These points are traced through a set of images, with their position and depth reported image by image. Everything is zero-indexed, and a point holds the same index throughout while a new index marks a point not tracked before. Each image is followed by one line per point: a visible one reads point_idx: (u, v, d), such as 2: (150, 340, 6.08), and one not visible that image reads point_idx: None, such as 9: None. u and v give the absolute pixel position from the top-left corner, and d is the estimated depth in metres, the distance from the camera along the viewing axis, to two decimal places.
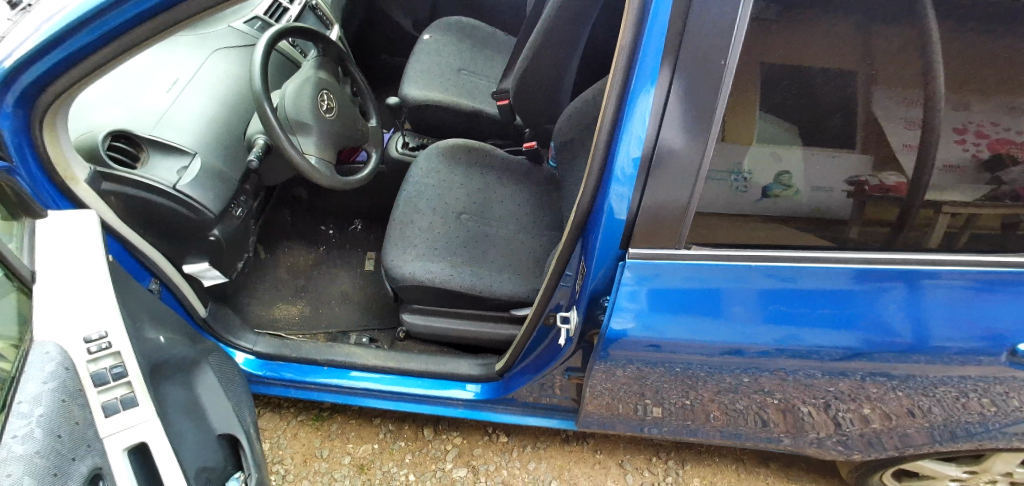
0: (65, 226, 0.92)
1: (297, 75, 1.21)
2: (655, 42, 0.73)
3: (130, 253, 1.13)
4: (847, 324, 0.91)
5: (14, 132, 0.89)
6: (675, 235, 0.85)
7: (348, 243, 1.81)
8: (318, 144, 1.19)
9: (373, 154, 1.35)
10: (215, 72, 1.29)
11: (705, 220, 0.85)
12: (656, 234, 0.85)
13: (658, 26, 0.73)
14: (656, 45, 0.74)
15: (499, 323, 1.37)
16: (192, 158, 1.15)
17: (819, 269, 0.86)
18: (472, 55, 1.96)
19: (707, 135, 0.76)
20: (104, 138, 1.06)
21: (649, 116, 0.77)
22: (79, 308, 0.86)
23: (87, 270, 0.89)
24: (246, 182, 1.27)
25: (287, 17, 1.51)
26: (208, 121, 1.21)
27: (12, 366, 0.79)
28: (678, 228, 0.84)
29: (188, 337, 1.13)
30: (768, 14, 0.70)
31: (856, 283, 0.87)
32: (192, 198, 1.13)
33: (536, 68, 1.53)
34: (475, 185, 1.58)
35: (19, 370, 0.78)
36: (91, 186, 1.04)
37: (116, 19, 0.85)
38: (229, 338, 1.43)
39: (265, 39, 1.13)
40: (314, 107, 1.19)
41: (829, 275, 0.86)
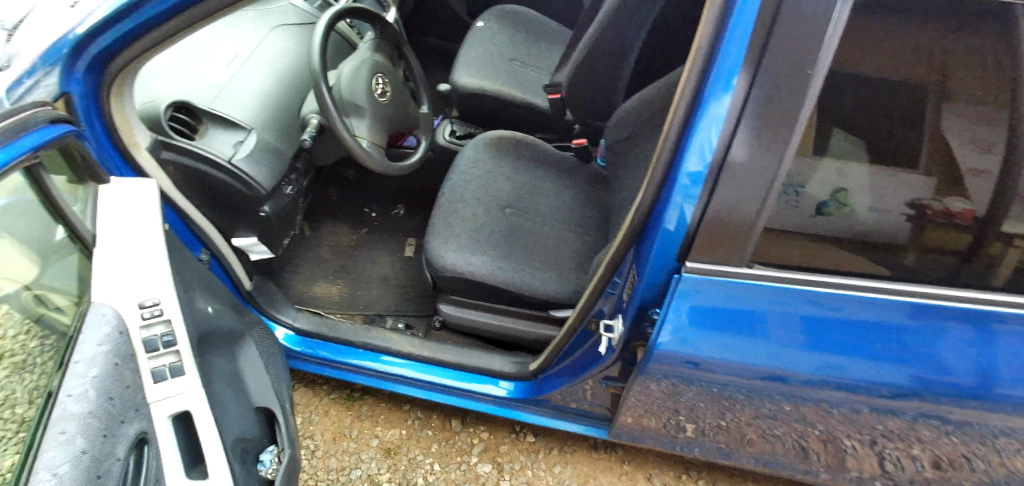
0: (126, 195, 0.95)
1: (353, 57, 1.20)
2: (735, 48, 0.69)
3: (186, 224, 1.16)
4: (895, 358, 0.85)
5: (84, 97, 0.91)
6: (740, 252, 0.80)
7: (389, 228, 1.82)
8: (370, 127, 1.18)
9: (423, 140, 1.34)
10: (274, 49, 1.30)
11: (771, 237, 0.81)
12: (719, 249, 0.80)
13: (740, 28, 0.68)
14: (737, 47, 0.69)
15: (537, 322, 1.36)
16: (247, 133, 1.17)
17: (877, 302, 0.80)
18: (526, 46, 1.93)
19: (785, 150, 0.72)
20: (167, 108, 1.08)
21: (723, 123, 0.72)
22: (134, 275, 0.88)
23: (143, 238, 0.92)
24: (299, 161, 1.28)
25: None
26: (265, 97, 1.22)
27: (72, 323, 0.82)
28: (743, 245, 0.80)
29: (233, 310, 1.15)
30: (864, 21, 0.65)
31: (913, 320, 0.81)
32: (246, 174, 1.14)
33: (593, 62, 1.50)
34: (520, 179, 1.56)
35: (79, 329, 0.81)
36: (151, 154, 1.06)
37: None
38: (271, 312, 1.46)
39: (325, 19, 1.13)
40: (368, 90, 1.19)
41: (886, 309, 0.80)
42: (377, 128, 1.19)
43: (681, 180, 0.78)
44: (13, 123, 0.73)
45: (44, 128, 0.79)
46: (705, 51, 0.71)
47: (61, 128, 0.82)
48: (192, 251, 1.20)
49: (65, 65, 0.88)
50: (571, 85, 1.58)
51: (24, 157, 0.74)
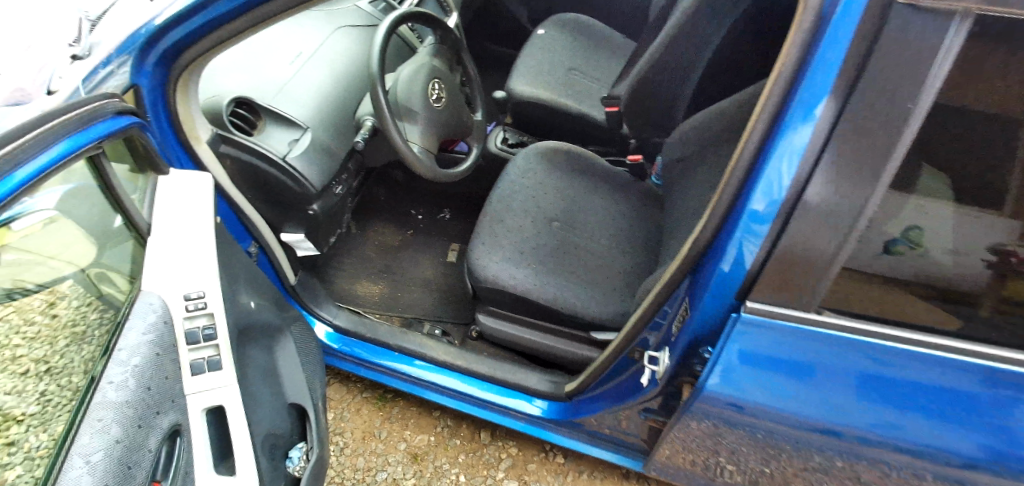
0: (179, 186, 0.96)
1: (412, 61, 1.19)
2: (818, 75, 0.63)
3: (239, 218, 1.19)
4: (971, 427, 0.76)
5: (152, 90, 0.94)
6: (810, 295, 0.73)
7: (434, 231, 1.81)
8: (422, 133, 1.17)
9: (475, 147, 1.32)
10: (336, 50, 1.31)
11: (846, 280, 0.73)
12: (787, 290, 0.74)
13: (829, 52, 0.62)
14: (824, 73, 0.63)
15: (575, 342, 1.32)
16: (303, 132, 1.18)
17: (956, 365, 0.71)
18: (585, 56, 1.89)
19: (872, 190, 0.64)
20: (228, 103, 1.09)
21: (801, 155, 0.66)
22: (183, 266, 0.90)
23: (194, 231, 0.93)
24: (350, 162, 1.29)
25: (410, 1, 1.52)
26: (323, 97, 1.23)
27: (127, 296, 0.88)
28: (812, 289, 0.73)
29: (274, 305, 1.16)
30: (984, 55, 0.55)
31: (997, 389, 0.72)
32: (298, 172, 1.15)
33: (654, 77, 1.45)
34: (569, 192, 1.51)
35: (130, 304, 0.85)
36: (210, 147, 1.08)
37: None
38: (312, 308, 1.48)
39: (387, 23, 1.12)
40: (423, 95, 1.17)
41: (966, 374, 0.72)
42: (428, 133, 1.18)
43: (749, 214, 0.72)
44: (78, 116, 0.75)
45: (109, 121, 0.80)
46: (785, 76, 0.65)
47: (127, 120, 0.84)
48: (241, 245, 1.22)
49: (137, 58, 0.90)
50: (630, 99, 1.53)
51: (87, 148, 0.75)
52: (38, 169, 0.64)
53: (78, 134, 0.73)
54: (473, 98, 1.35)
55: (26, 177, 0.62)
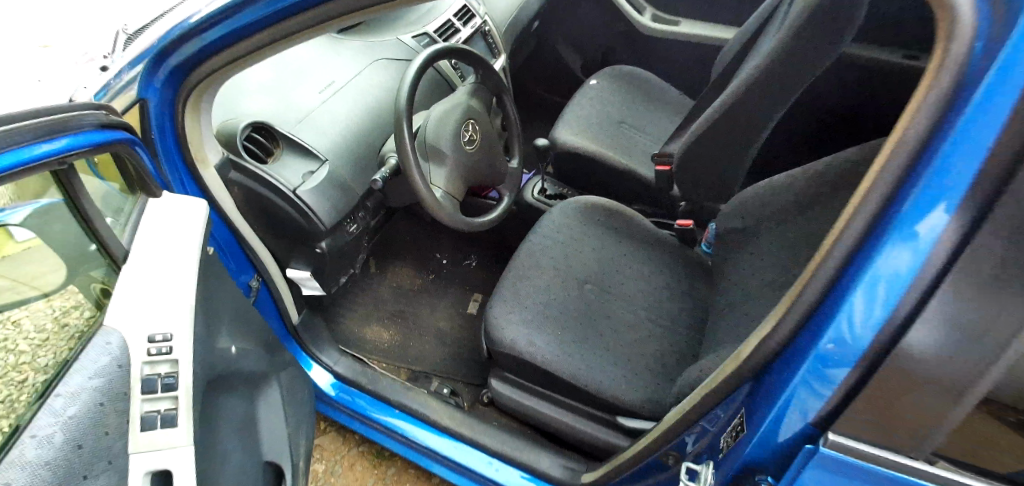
0: (170, 210, 0.87)
1: (448, 99, 1.09)
2: (946, 183, 0.46)
3: (240, 245, 1.09)
4: None
5: (159, 105, 0.85)
6: (921, 437, 0.55)
7: (456, 278, 1.69)
8: (448, 177, 1.05)
9: (505, 197, 1.19)
10: (370, 81, 1.23)
11: (972, 426, 0.54)
12: (894, 429, 0.55)
13: (965, 147, 0.45)
14: (958, 175, 0.46)
15: (598, 424, 1.15)
16: (320, 165, 1.07)
17: None
18: (638, 109, 1.77)
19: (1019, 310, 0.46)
20: (244, 128, 1.00)
21: (895, 298, 0.51)
22: (155, 305, 0.79)
23: (175, 263, 0.82)
24: (368, 201, 1.18)
25: (457, 38, 1.43)
26: (348, 129, 1.14)
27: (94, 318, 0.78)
28: (929, 432, 0.54)
29: (263, 350, 1.04)
30: None
31: None
32: (308, 206, 1.04)
33: (714, 138, 1.30)
34: (607, 253, 1.36)
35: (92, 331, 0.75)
36: (217, 171, 0.98)
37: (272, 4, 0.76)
38: (312, 351, 1.35)
39: (424, 57, 1.02)
40: (455, 136, 1.06)
41: None
42: (454, 177, 1.06)
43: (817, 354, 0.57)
44: (70, 117, 0.65)
45: (104, 132, 0.70)
46: (911, 151, 0.48)
47: (123, 134, 0.74)
48: (240, 291, 1.11)
49: (149, 70, 0.81)
50: (684, 159, 1.39)
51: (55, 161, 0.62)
52: (21, 158, 0.55)
53: (68, 138, 0.63)
54: (511, 142, 1.23)
55: (46, 153, 0.59)
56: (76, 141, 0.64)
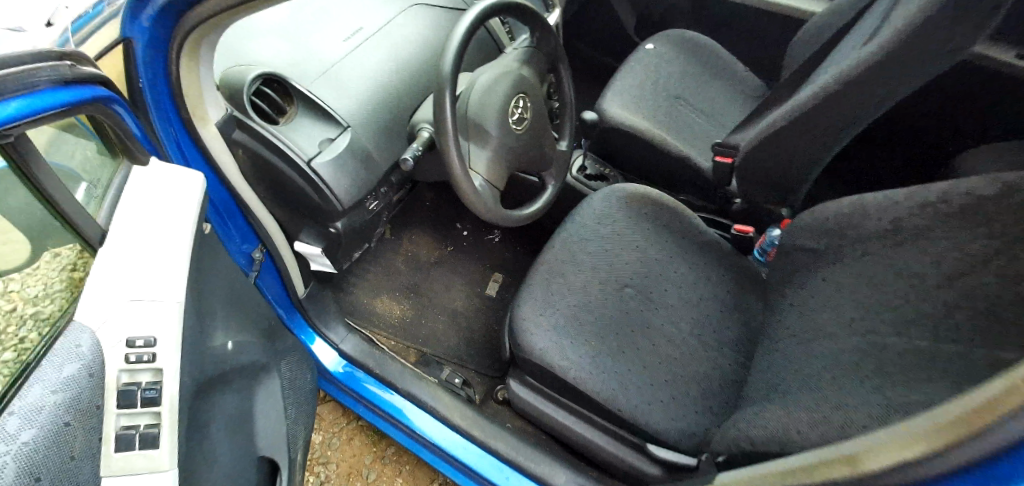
0: (154, 175, 0.72)
1: (496, 66, 0.91)
2: None
3: (243, 214, 0.95)
4: None
5: (147, 51, 0.68)
6: None
7: (477, 252, 1.55)
8: (490, 162, 0.89)
9: (551, 187, 1.03)
10: (406, 30, 1.02)
11: None
12: None
13: None
14: None
15: (625, 448, 1.04)
16: (341, 132, 0.90)
17: None
18: (696, 84, 1.60)
19: None
20: (252, 81, 0.83)
21: None
22: (137, 302, 0.65)
23: (162, 249, 0.68)
24: (392, 175, 1.00)
25: None
26: (376, 90, 0.95)
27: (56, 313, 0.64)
28: None
29: (264, 338, 0.92)
30: None
31: None
32: (321, 178, 0.87)
33: (792, 134, 1.15)
34: (651, 254, 1.23)
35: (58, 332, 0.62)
36: (220, 131, 0.82)
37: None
38: (318, 327, 1.24)
39: (474, 13, 0.83)
40: (501, 114, 0.89)
41: None
42: (497, 164, 0.90)
43: None
44: (16, 72, 0.46)
45: (66, 87, 0.52)
46: None
47: (96, 91, 0.56)
48: (240, 266, 0.99)
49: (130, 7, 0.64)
50: (752, 152, 1.23)
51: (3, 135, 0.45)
52: None
53: (15, 101, 0.45)
54: (560, 120, 1.05)
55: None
56: (27, 105, 0.46)
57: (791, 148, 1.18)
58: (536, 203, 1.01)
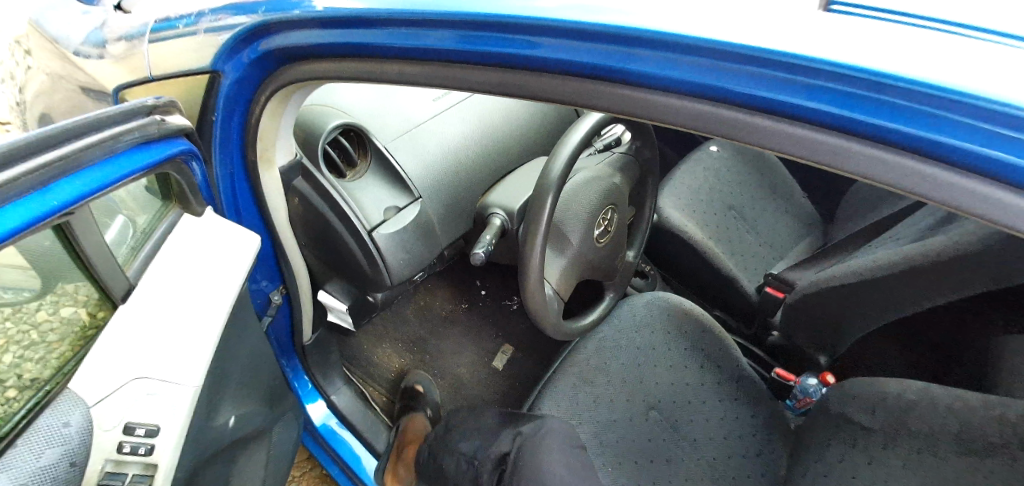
0: (204, 229, 0.63)
1: (591, 171, 0.82)
2: None
3: (277, 258, 0.84)
4: None
5: (234, 86, 0.60)
6: None
7: (493, 319, 1.43)
8: (563, 272, 0.80)
9: (609, 300, 0.94)
10: (497, 102, 0.94)
11: None
12: None
13: None
14: None
15: None
16: (410, 202, 0.80)
17: None
18: (751, 198, 1.57)
19: None
20: (332, 130, 0.74)
21: None
22: (152, 379, 0.54)
23: (195, 319, 0.58)
24: (445, 251, 0.90)
25: None
26: (454, 162, 0.86)
27: (48, 375, 0.52)
28: None
29: (264, 403, 0.80)
30: None
31: None
32: (379, 249, 0.77)
33: (862, 293, 1.09)
34: (685, 379, 1.15)
35: (51, 398, 0.50)
36: (282, 177, 0.72)
37: (398, 41, 0.50)
38: (317, 378, 1.12)
39: (589, 119, 0.76)
40: (589, 224, 0.81)
41: None
42: (570, 273, 0.82)
43: None
44: (108, 136, 0.42)
45: (129, 149, 0.44)
46: None
47: (178, 145, 0.51)
48: (254, 307, 0.87)
49: (234, 40, 0.56)
50: (807, 296, 1.18)
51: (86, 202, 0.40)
52: (40, 211, 0.35)
53: (101, 166, 0.41)
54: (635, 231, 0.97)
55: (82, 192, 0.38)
56: (86, 182, 0.39)
57: (850, 305, 1.12)
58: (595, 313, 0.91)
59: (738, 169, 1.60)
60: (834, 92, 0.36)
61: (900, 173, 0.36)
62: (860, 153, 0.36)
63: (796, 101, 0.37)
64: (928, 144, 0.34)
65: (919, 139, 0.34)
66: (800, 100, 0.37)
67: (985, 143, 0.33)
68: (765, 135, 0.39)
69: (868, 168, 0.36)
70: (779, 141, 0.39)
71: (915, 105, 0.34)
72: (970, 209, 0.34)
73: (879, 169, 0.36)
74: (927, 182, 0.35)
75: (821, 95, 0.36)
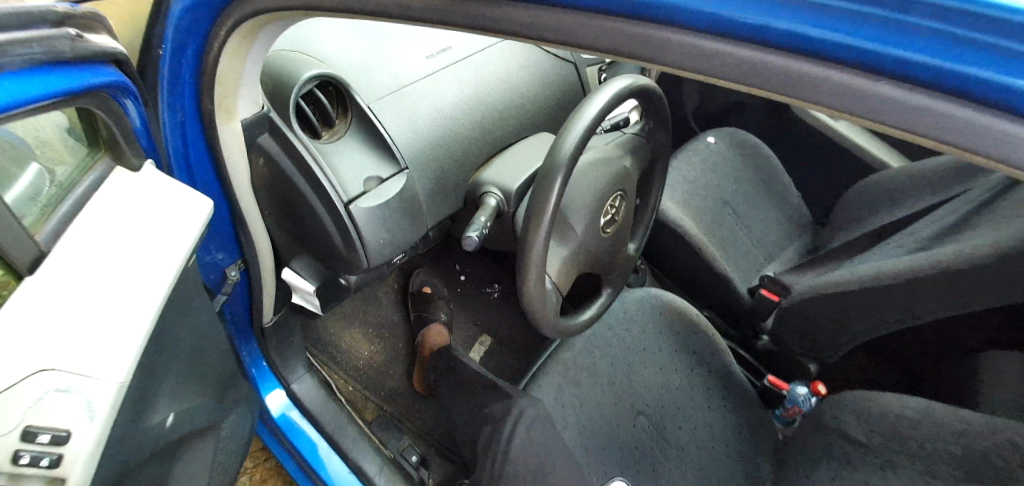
0: (139, 188, 0.52)
1: (600, 152, 0.72)
2: None
3: (236, 229, 0.73)
4: None
5: (189, 14, 0.49)
6: None
7: (471, 308, 1.33)
8: (564, 263, 0.71)
9: (606, 296, 0.85)
10: (497, 67, 0.83)
11: None
12: None
13: None
14: None
15: None
16: (395, 173, 0.70)
17: None
18: (748, 196, 1.51)
19: None
20: (307, 82, 0.63)
21: None
22: (66, 370, 0.42)
23: (125, 299, 0.47)
24: (428, 231, 0.79)
25: None
26: (445, 131, 0.75)
27: None
28: None
29: (212, 396, 0.69)
30: None
31: None
32: (356, 227, 0.67)
33: (862, 302, 1.01)
34: (674, 383, 1.08)
35: None
36: (244, 133, 0.62)
37: None
38: (277, 365, 1.01)
39: (606, 92, 0.67)
40: (596, 210, 0.72)
41: None
42: (571, 265, 0.73)
43: None
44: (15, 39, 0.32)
45: (51, 67, 0.36)
46: None
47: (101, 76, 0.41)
48: (206, 282, 0.76)
49: None
50: (803, 301, 1.10)
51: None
52: None
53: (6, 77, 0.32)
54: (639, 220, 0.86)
55: None
56: None
57: (848, 314, 1.05)
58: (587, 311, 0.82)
59: (736, 164, 1.53)
60: (816, 8, 0.30)
61: (898, 109, 0.30)
62: (849, 84, 0.30)
63: (773, 20, 0.31)
64: (931, 69, 0.28)
65: (919, 63, 0.28)
66: (775, 20, 0.31)
67: (994, 66, 0.27)
68: (739, 66, 0.33)
69: (861, 103, 0.30)
70: (758, 73, 0.33)
71: (912, 20, 0.28)
72: (962, 143, 0.29)
73: (871, 103, 0.30)
74: (930, 118, 0.29)
75: (800, 12, 0.31)
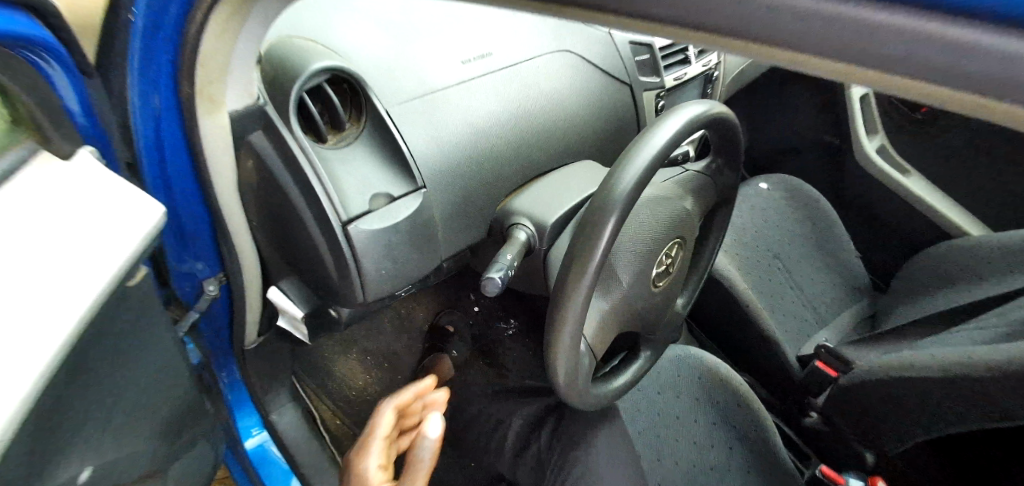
0: (73, 188, 0.42)
1: (658, 189, 0.59)
2: None
3: (215, 238, 0.63)
4: None
5: None
6: None
7: None
8: (602, 321, 0.58)
9: (646, 359, 0.70)
10: (542, 81, 0.71)
11: None
12: None
13: None
14: None
15: None
16: (408, 192, 0.58)
17: None
18: (804, 251, 1.35)
19: None
20: (316, 73, 0.52)
21: None
22: None
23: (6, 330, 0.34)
24: (442, 260, 0.65)
25: (682, 74, 0.88)
26: (473, 146, 0.63)
27: None
28: None
29: (160, 439, 0.57)
30: None
31: None
32: (353, 252, 0.55)
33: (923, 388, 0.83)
34: (711, 460, 0.93)
35: None
36: (232, 127, 0.51)
37: None
38: (256, 393, 0.88)
39: (675, 120, 0.54)
40: (648, 261, 0.58)
41: None
42: (610, 324, 0.59)
43: None
44: None
45: None
46: None
47: None
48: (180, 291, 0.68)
49: None
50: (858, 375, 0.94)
51: None
52: None
53: None
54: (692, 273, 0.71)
55: None
56: None
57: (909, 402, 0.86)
58: (623, 375, 0.67)
59: (790, 213, 1.38)
60: None
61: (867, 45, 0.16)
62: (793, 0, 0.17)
63: None
64: None
65: None
66: None
67: None
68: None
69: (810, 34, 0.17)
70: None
71: None
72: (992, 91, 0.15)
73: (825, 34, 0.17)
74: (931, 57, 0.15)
75: None
